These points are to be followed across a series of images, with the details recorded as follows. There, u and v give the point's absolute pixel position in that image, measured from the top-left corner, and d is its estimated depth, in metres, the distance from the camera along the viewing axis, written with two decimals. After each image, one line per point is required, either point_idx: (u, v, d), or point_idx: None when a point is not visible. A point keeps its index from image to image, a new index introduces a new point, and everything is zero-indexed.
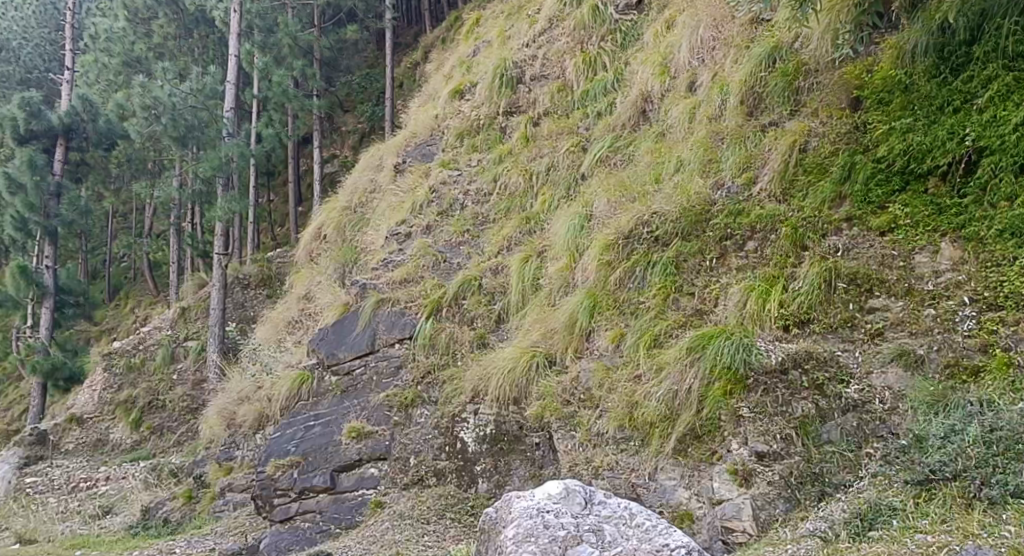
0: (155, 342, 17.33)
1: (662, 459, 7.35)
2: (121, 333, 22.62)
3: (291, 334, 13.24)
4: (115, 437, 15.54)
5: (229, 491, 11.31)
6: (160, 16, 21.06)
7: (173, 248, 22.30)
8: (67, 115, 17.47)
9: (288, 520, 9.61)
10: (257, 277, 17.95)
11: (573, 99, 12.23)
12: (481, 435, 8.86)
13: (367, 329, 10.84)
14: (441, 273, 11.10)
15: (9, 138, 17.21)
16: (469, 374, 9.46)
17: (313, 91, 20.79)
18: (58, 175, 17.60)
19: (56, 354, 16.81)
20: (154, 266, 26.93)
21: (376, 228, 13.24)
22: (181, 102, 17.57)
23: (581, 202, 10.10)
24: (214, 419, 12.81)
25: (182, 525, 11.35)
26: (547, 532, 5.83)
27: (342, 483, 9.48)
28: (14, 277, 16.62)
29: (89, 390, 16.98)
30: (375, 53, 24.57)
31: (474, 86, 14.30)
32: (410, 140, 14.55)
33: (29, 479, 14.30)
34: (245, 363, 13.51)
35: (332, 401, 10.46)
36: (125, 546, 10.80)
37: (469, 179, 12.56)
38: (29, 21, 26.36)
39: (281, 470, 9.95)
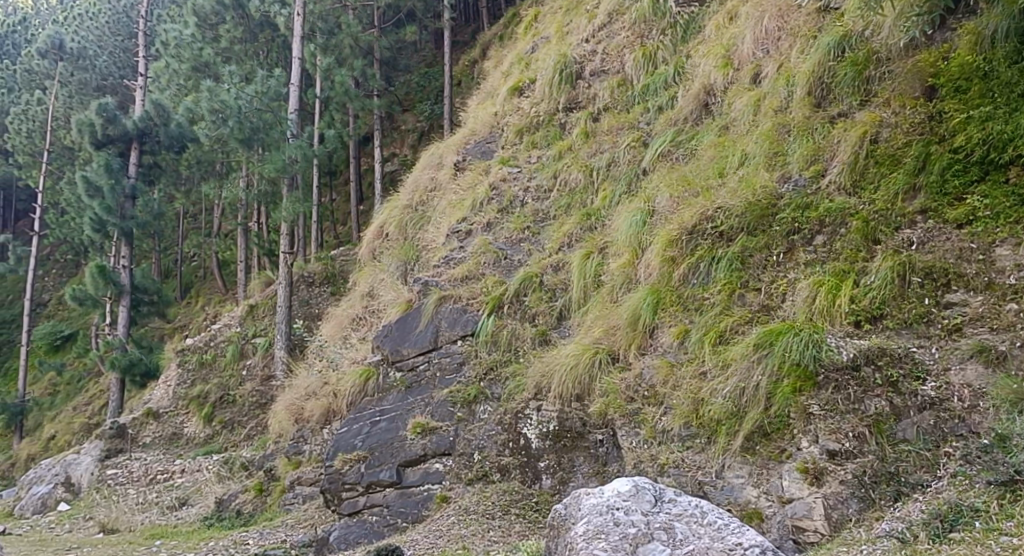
0: (225, 338, 17.79)
1: (729, 457, 7.27)
2: (192, 330, 23.29)
3: (356, 330, 13.45)
4: (189, 431, 15.99)
5: (298, 484, 11.57)
6: (226, 21, 21.55)
7: (240, 247, 22.89)
8: (141, 120, 18.18)
9: (356, 514, 9.77)
10: (321, 275, 18.27)
11: (633, 94, 12.15)
12: (544, 432, 8.90)
13: (429, 325, 10.95)
14: (502, 270, 11.14)
15: (88, 142, 17.91)
16: (532, 370, 9.49)
17: (374, 91, 21.06)
18: (132, 178, 18.24)
19: (132, 350, 17.42)
20: (222, 265, 27.63)
21: (437, 226, 13.35)
22: (246, 104, 17.84)
23: (642, 197, 10.03)
24: (282, 414, 13.10)
25: (254, 517, 11.63)
26: (618, 529, 5.84)
27: (407, 478, 9.60)
28: (93, 277, 17.25)
29: (165, 385, 17.56)
30: (433, 52, 24.74)
31: (533, 83, 14.28)
32: (469, 138, 14.64)
33: (110, 470, 15.12)
34: (312, 359, 13.81)
35: (396, 397, 10.57)
36: (201, 537, 11.15)
37: (529, 175, 12.58)
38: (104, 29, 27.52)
39: (349, 464, 10.13)
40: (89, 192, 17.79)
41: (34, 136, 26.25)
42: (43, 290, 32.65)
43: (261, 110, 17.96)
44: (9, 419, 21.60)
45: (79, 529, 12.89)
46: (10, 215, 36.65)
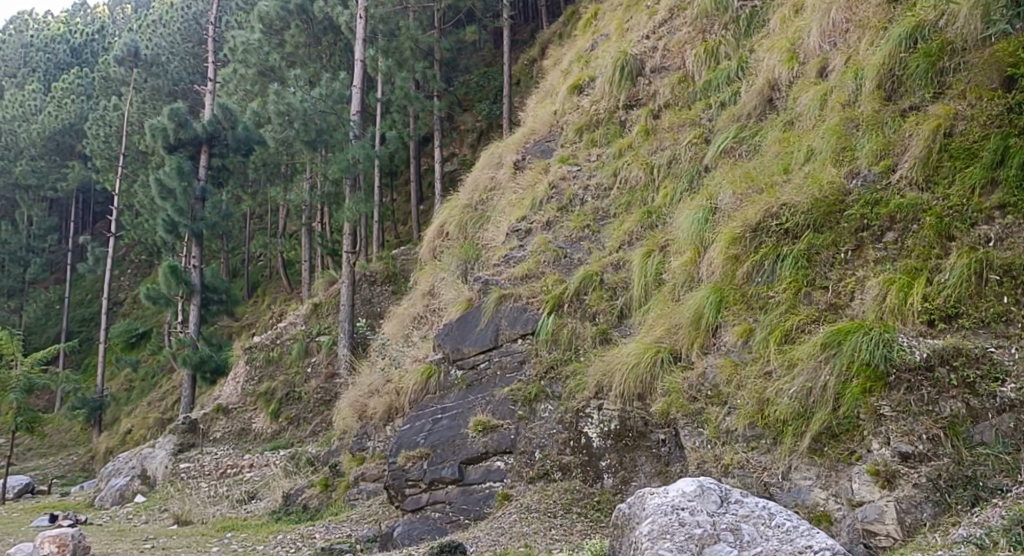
0: (290, 336, 18.16)
1: (796, 458, 7.14)
2: (259, 328, 23.83)
3: (417, 329, 13.59)
4: (257, 427, 16.36)
5: (363, 480, 11.78)
6: (292, 26, 21.96)
7: (304, 247, 23.36)
8: (210, 124, 18.67)
9: (419, 510, 9.88)
10: (383, 274, 18.53)
11: (694, 90, 12.02)
12: (605, 431, 8.89)
13: (490, 324, 10.98)
14: (562, 268, 11.13)
15: (160, 146, 18.48)
16: (592, 369, 9.45)
17: (434, 91, 21.25)
18: (202, 180, 18.75)
19: (203, 348, 17.91)
20: (287, 265, 28.21)
21: (496, 225, 13.39)
22: (311, 106, 18.14)
23: (704, 195, 9.91)
24: (346, 411, 13.31)
25: (320, 511, 11.85)
26: (683, 530, 5.81)
27: (469, 475, 9.68)
28: (166, 277, 17.78)
29: (234, 382, 18.00)
30: (492, 51, 24.85)
31: (593, 80, 14.22)
32: (529, 137, 14.64)
33: (183, 464, 15.58)
34: (375, 357, 14.03)
35: (457, 395, 10.65)
36: (269, 530, 11.41)
37: (589, 174, 12.53)
38: (175, 36, 28.61)
39: (411, 461, 10.23)
40: (162, 194, 18.40)
41: (109, 141, 27.12)
42: (119, 289, 33.78)
43: (325, 112, 18.24)
44: (88, 413, 22.42)
45: (154, 520, 13.32)
46: (88, 217, 37.99)
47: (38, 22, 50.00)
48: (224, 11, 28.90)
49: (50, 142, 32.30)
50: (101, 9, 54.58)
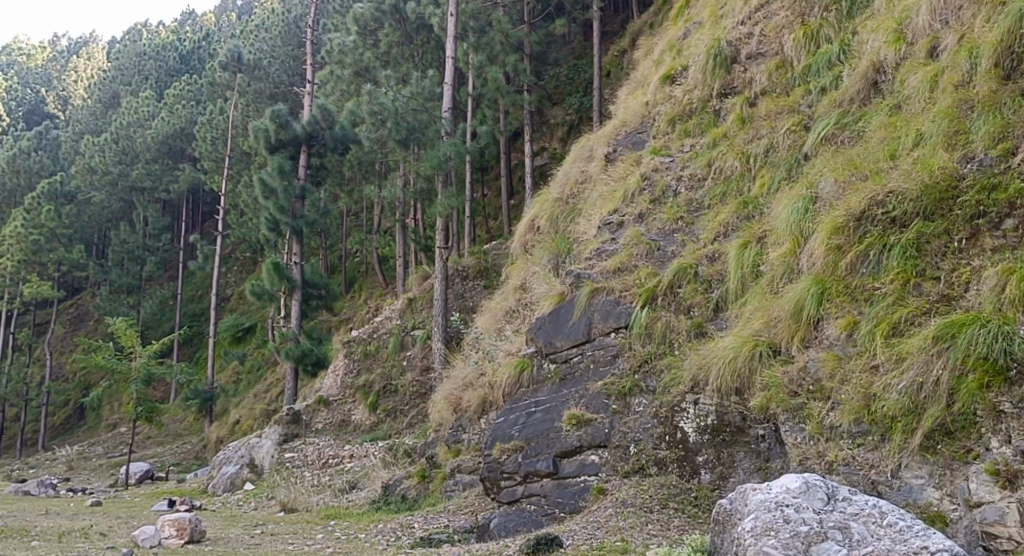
0: (387, 330, 18.55)
1: (906, 456, 6.91)
2: (357, 322, 24.45)
3: (510, 323, 13.68)
4: (356, 419, 16.76)
5: (459, 472, 11.95)
6: (385, 26, 22.39)
7: (399, 243, 23.82)
8: (309, 124, 19.22)
9: (515, 502, 9.98)
10: (475, 269, 18.77)
11: (793, 76, 11.68)
12: (702, 426, 8.82)
13: (582, 318, 10.91)
14: (656, 261, 10.98)
15: (263, 147, 19.16)
16: (688, 363, 9.33)
17: (524, 85, 21.30)
18: (302, 179, 19.33)
19: (304, 342, 18.52)
20: (383, 260, 28.80)
21: (588, 218, 13.29)
22: (403, 106, 18.42)
23: (805, 183, 9.60)
24: (441, 404, 13.52)
25: (418, 502, 12.08)
26: (788, 526, 5.67)
27: (564, 469, 9.70)
28: (269, 274, 18.43)
29: (333, 374, 18.52)
30: (582, 44, 24.75)
31: (687, 69, 13.97)
32: (620, 129, 14.49)
33: (288, 453, 16.13)
34: (469, 351, 14.21)
35: (550, 388, 10.65)
36: (370, 519, 11.69)
37: (682, 164, 12.32)
38: (276, 40, 29.47)
39: (506, 454, 10.31)
40: (265, 194, 19.06)
41: (216, 143, 28.25)
42: (226, 285, 35.19)
43: (418, 110, 18.49)
44: (200, 404, 23.44)
45: (263, 507, 13.81)
46: (197, 217, 39.65)
47: (150, 32, 52.42)
48: (322, 14, 29.65)
49: (163, 146, 33.96)
50: (208, 17, 56.79)
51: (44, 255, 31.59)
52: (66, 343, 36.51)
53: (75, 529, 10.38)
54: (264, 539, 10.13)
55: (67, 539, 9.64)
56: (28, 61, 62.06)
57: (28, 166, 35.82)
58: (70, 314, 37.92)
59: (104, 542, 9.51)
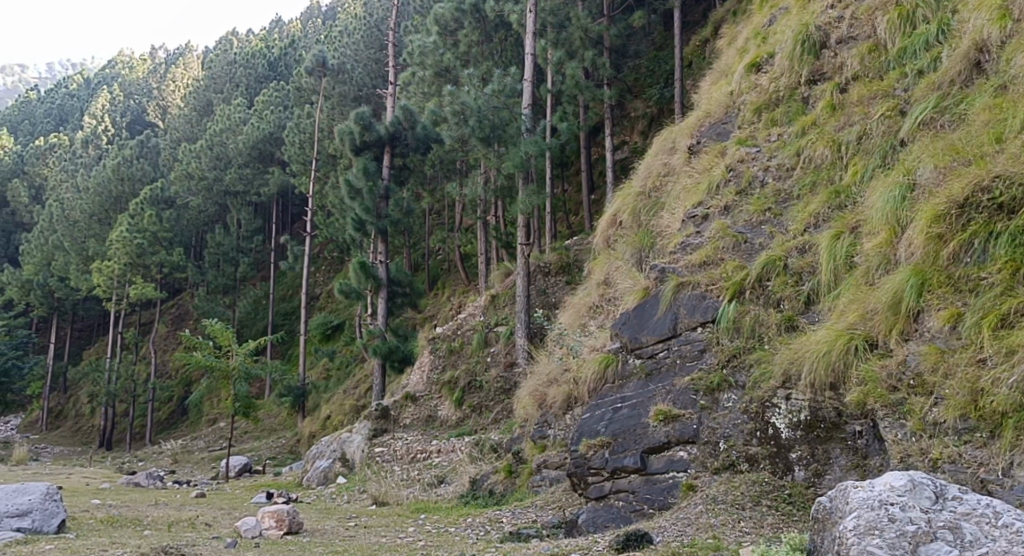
0: (471, 327, 18.73)
1: (1018, 454, 6.67)
2: (441, 319, 24.80)
3: (594, 319, 13.61)
4: (442, 414, 16.98)
5: (546, 467, 12.01)
6: (465, 26, 22.54)
7: (481, 240, 24.06)
8: (392, 125, 19.56)
9: (603, 498, 9.97)
10: (556, 265, 18.82)
11: (887, 59, 11.25)
12: (794, 422, 8.64)
13: (668, 312, 10.76)
14: (743, 254, 10.75)
15: (348, 149, 19.61)
16: (779, 358, 9.14)
17: (604, 80, 21.18)
18: (386, 180, 19.70)
19: (391, 339, 18.90)
20: (466, 257, 29.07)
21: (672, 211, 13.09)
22: (485, 103, 18.51)
23: (901, 170, 9.23)
24: (527, 400, 13.58)
25: (506, 497, 12.19)
26: (894, 526, 5.49)
27: (653, 465, 9.61)
28: (356, 272, 18.87)
29: (420, 371, 18.81)
30: (663, 34, 24.38)
31: (773, 57, 13.63)
32: (704, 120, 14.24)
33: (378, 448, 16.43)
34: (553, 347, 14.20)
35: (636, 385, 10.53)
36: (460, 513, 11.83)
37: (769, 155, 12.05)
38: (360, 45, 30.02)
39: (593, 450, 10.26)
40: (351, 194, 19.49)
41: (304, 146, 29.00)
42: (316, 285, 36.11)
43: (498, 108, 18.57)
44: (293, 400, 24.10)
45: (355, 500, 14.08)
46: (287, 219, 40.76)
47: (241, 40, 54.13)
48: (403, 16, 30.05)
49: (253, 150, 35.02)
50: (297, 24, 58.15)
51: (147, 257, 32.95)
52: (169, 342, 38.08)
53: (183, 519, 10.81)
54: (359, 531, 10.36)
55: (177, 528, 10.03)
56: (131, 73, 64.80)
57: (132, 173, 37.41)
58: (171, 314, 39.53)
59: (210, 532, 9.87)
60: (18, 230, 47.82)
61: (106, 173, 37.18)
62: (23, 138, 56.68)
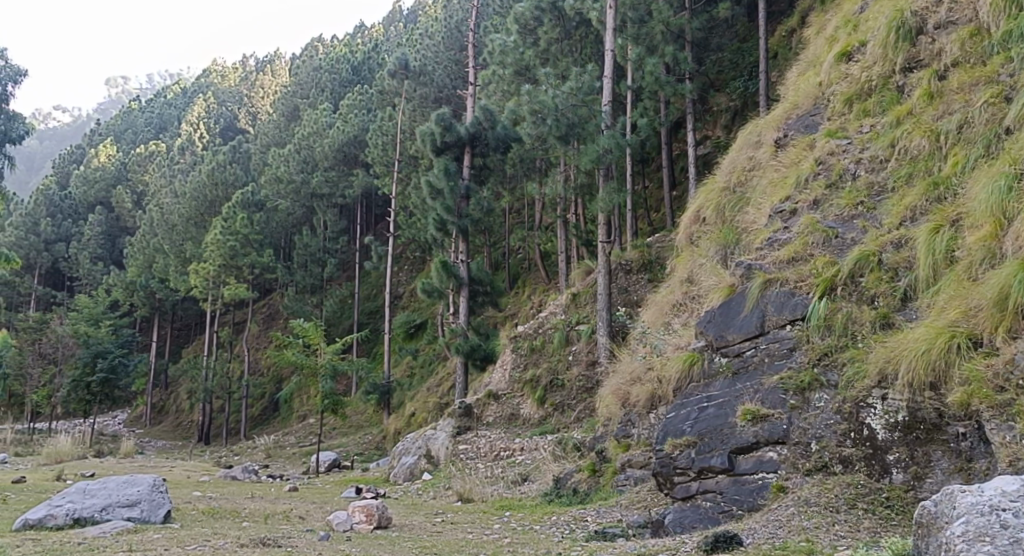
0: (552, 325, 18.69)
1: None
2: (522, 318, 24.90)
3: (677, 316, 13.41)
4: (525, 412, 17.01)
5: (630, 467, 11.89)
6: (545, 24, 22.53)
7: (561, 238, 24.02)
8: (472, 125, 19.71)
9: (689, 498, 9.78)
10: (638, 262, 18.63)
11: (990, 43, 10.70)
12: (892, 423, 8.35)
13: (755, 310, 10.47)
14: (834, 250, 10.41)
15: (429, 150, 19.84)
16: (874, 356, 8.83)
17: (686, 74, 20.85)
18: (467, 179, 19.86)
19: (473, 337, 19.07)
20: (546, 256, 29.07)
21: (758, 207, 12.79)
22: (563, 101, 18.42)
23: (1006, 159, 8.83)
24: (609, 398, 13.46)
25: (590, 496, 12.10)
26: (1006, 533, 5.26)
27: (741, 466, 9.39)
28: (438, 271, 19.14)
29: (501, 369, 18.87)
30: (747, 26, 23.86)
31: (864, 45, 13.17)
32: (791, 112, 13.88)
33: (462, 445, 16.56)
34: (636, 345, 14.06)
35: (722, 384, 10.29)
36: (544, 511, 11.79)
37: (861, 146, 11.63)
38: (440, 46, 30.26)
39: (678, 449, 10.08)
40: (433, 195, 19.73)
41: (387, 149, 29.47)
42: (399, 284, 36.66)
43: (577, 105, 18.47)
44: (379, 397, 24.50)
45: (440, 496, 14.23)
46: (371, 220, 41.49)
47: (326, 46, 55.28)
48: (482, 17, 30.20)
49: (338, 154, 35.73)
50: (380, 29, 59.02)
51: (240, 259, 34.01)
52: (260, 341, 39.23)
53: (277, 511, 11.12)
54: (445, 527, 10.46)
55: (273, 521, 10.33)
56: (222, 82, 67.03)
57: (225, 179, 38.64)
58: (262, 314, 40.72)
59: (304, 524, 10.11)
60: (122, 234, 50.03)
61: (201, 178, 38.51)
62: (124, 147, 59.25)
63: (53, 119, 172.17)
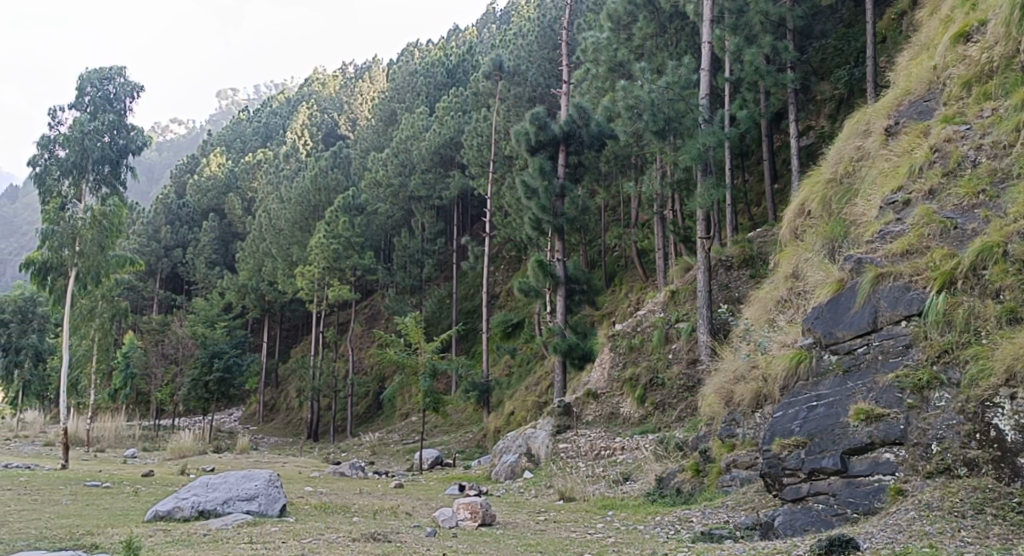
0: (651, 323, 18.44)
1: None
2: (620, 316, 24.72)
3: (782, 313, 13.00)
4: (624, 411, 16.83)
5: (735, 467, 11.61)
6: (639, 19, 22.23)
7: (658, 236, 23.70)
8: (566, 124, 19.61)
9: (799, 500, 9.45)
10: (739, 258, 18.18)
11: None
12: (1022, 424, 7.93)
13: (866, 305, 10.00)
14: (952, 241, 9.87)
15: (524, 149, 19.88)
16: (1000, 353, 8.37)
17: (788, 63, 20.21)
18: (562, 178, 19.80)
19: (571, 336, 19.03)
20: (644, 253, 28.73)
21: (867, 198, 12.27)
22: (660, 96, 18.06)
23: None
24: (712, 398, 13.13)
25: (695, 496, 11.86)
26: None
27: (855, 467, 9.03)
28: (534, 271, 19.19)
29: (600, 367, 18.70)
30: (853, 10, 22.93)
31: (984, 25, 12.44)
32: (903, 99, 13.27)
33: (562, 444, 16.52)
34: (739, 343, 13.69)
35: (833, 382, 9.89)
36: (647, 511, 11.62)
37: (982, 132, 10.98)
38: (533, 45, 30.17)
39: (787, 450, 9.75)
40: (529, 195, 19.76)
41: (482, 149, 29.69)
42: (496, 283, 36.95)
43: (674, 100, 18.05)
44: (478, 396, 24.68)
45: (542, 495, 14.22)
46: (468, 221, 41.89)
47: (422, 50, 56.14)
48: (576, 14, 30.00)
49: (435, 156, 36.17)
50: (473, 30, 59.60)
51: (343, 261, 34.85)
52: (363, 341, 40.21)
53: (386, 507, 11.31)
54: (549, 525, 10.41)
55: (381, 516, 10.54)
56: (324, 90, 68.85)
57: (327, 184, 39.70)
58: (365, 314, 41.72)
59: (411, 520, 10.27)
60: (235, 239, 52.04)
61: (305, 184, 39.67)
62: (233, 156, 61.68)
63: (169, 130, 180.48)
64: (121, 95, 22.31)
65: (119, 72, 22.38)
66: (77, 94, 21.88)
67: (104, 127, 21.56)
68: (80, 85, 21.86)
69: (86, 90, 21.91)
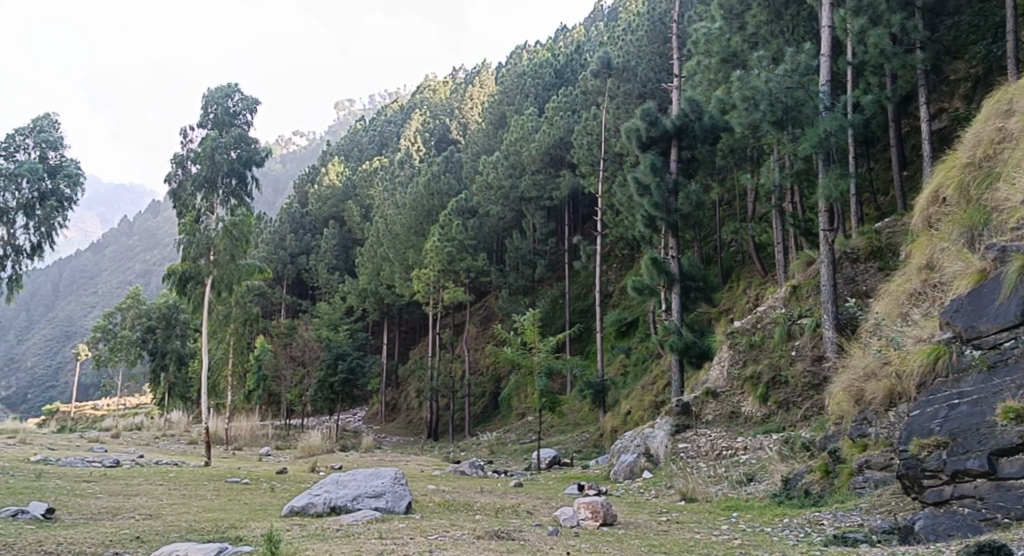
0: (772, 320, 17.86)
1: None
2: (738, 313, 24.07)
3: (916, 307, 12.36)
4: (746, 410, 16.35)
5: (868, 469, 11.09)
6: (753, 8, 21.90)
7: (777, 229, 22.97)
8: (678, 118, 19.27)
9: (942, 504, 8.96)
10: (866, 250, 17.39)
11: None
12: None
13: (1013, 297, 9.32)
14: None
15: (635, 145, 19.62)
16: None
17: (916, 43, 19.18)
18: (674, 173, 19.46)
19: (688, 334, 18.67)
20: (762, 247, 27.90)
21: (1010, 182, 11.47)
22: (778, 85, 17.42)
23: None
24: (840, 396, 12.55)
25: (825, 498, 11.38)
26: None
27: (1005, 469, 8.51)
28: (647, 268, 18.92)
29: (718, 365, 18.17)
30: None
31: None
32: None
33: (682, 444, 16.20)
34: (868, 338, 13.06)
35: (977, 378, 9.28)
36: (774, 513, 11.22)
37: None
38: (643, 39, 29.38)
39: (926, 450, 9.22)
40: (640, 191, 19.48)
41: (592, 148, 29.79)
42: (609, 281, 36.68)
43: (792, 88, 17.39)
44: (594, 395, 24.50)
45: (663, 495, 13.96)
46: (579, 221, 41.74)
47: (530, 52, 56.35)
48: (686, 6, 29.38)
49: (544, 157, 36.21)
50: (581, 30, 59.40)
51: (457, 263, 35.35)
52: (479, 342, 40.69)
53: (507, 506, 11.34)
54: (672, 526, 10.19)
55: (503, 515, 10.58)
56: (435, 97, 70.07)
57: (440, 189, 40.48)
58: (479, 315, 42.22)
59: (532, 519, 10.28)
60: (354, 245, 53.61)
61: (418, 190, 40.55)
62: (350, 165, 63.58)
63: (290, 143, 187.78)
64: (242, 109, 23.04)
65: (237, 89, 23.15)
66: (202, 113, 22.75)
67: (230, 143, 22.37)
68: (204, 104, 22.69)
69: (210, 108, 22.73)
